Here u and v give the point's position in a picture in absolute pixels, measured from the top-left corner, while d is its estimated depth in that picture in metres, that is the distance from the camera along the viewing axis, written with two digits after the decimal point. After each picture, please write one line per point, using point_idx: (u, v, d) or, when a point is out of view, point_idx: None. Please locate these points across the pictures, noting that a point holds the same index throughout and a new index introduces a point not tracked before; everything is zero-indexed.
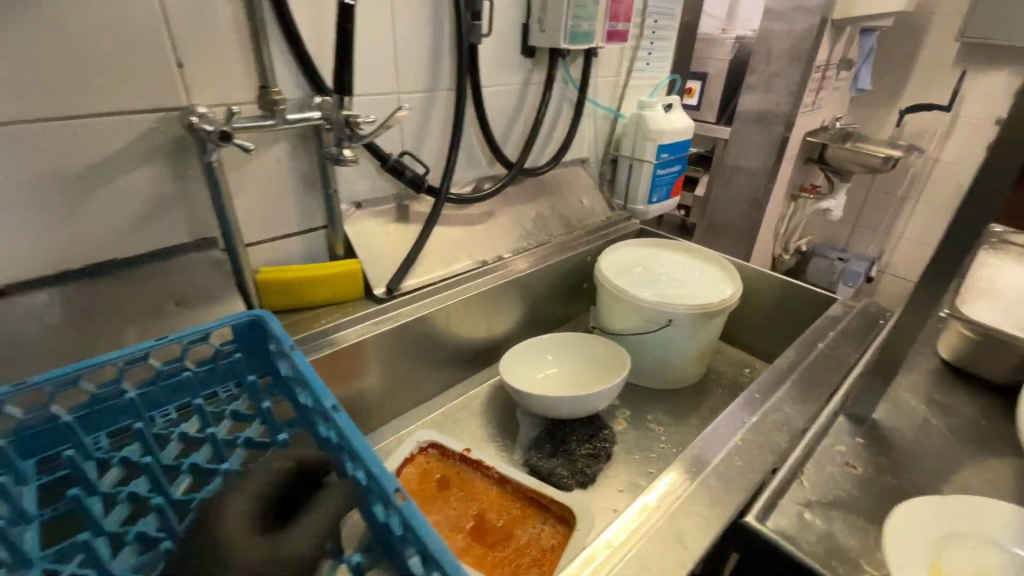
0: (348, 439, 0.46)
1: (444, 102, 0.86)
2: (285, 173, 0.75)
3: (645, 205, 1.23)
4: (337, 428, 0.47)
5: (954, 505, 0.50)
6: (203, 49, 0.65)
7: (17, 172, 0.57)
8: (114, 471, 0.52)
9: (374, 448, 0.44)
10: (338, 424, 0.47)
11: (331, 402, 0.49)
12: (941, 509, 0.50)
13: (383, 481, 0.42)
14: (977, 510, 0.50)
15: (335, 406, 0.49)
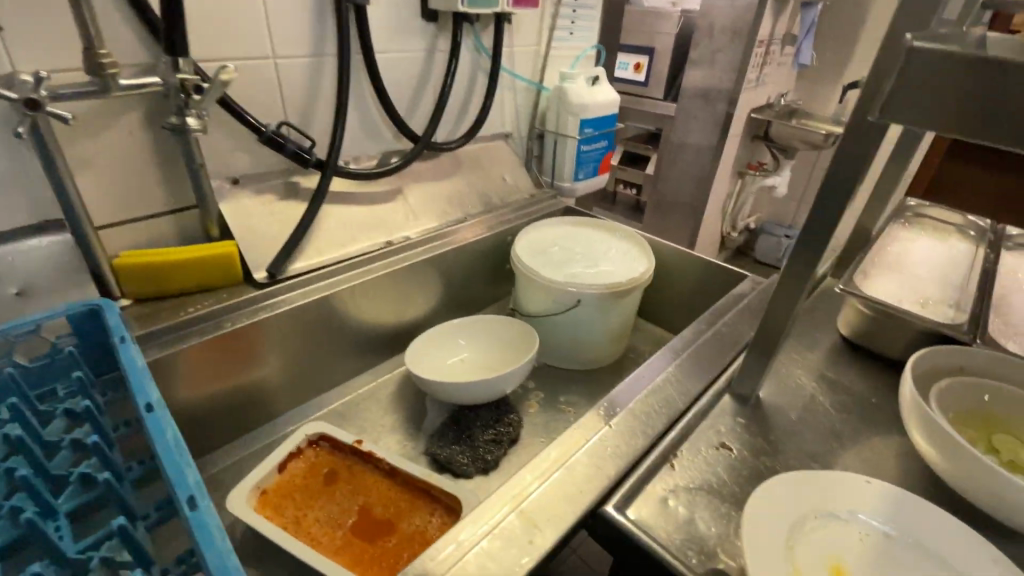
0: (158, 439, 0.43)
1: (332, 69, 0.80)
2: (142, 148, 0.68)
3: (572, 182, 1.18)
4: (148, 429, 0.44)
5: (815, 483, 0.48)
6: (23, 7, 0.57)
7: None
8: None
9: (176, 451, 0.42)
10: (147, 425, 0.45)
11: (150, 400, 0.47)
12: (805, 488, 0.47)
13: (176, 487, 0.39)
14: (839, 486, 0.48)
15: (150, 405, 0.47)
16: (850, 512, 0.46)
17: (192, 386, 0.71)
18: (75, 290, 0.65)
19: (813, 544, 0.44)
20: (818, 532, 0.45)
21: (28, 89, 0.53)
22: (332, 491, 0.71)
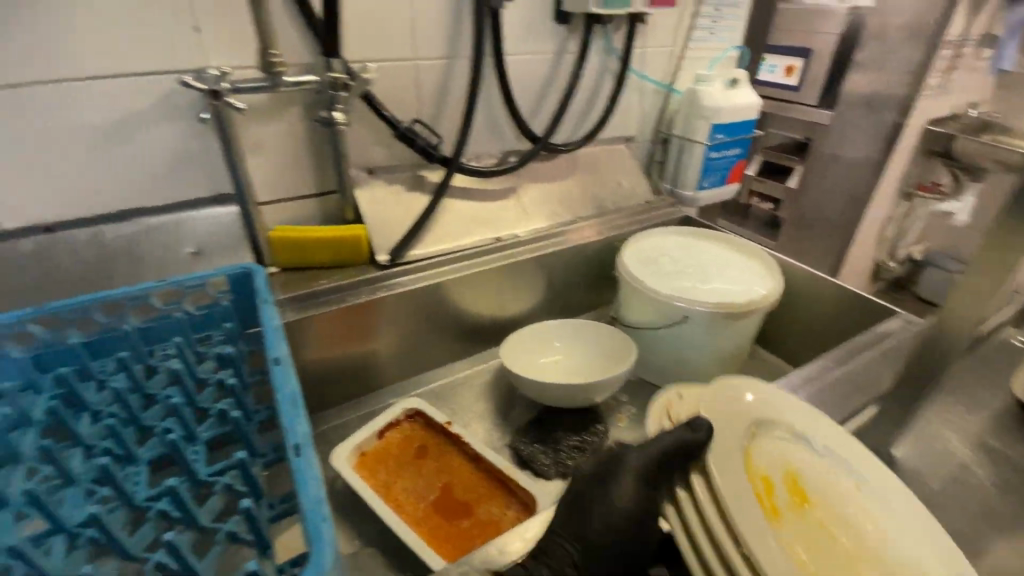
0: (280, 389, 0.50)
1: (463, 70, 0.84)
2: (298, 137, 0.78)
3: (695, 191, 1.12)
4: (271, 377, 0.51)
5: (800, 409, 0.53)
6: (219, 14, 0.67)
7: (59, 124, 0.64)
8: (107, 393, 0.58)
9: (291, 402, 0.48)
10: (274, 374, 0.52)
11: (278, 354, 0.54)
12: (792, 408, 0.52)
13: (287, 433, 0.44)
14: (824, 422, 0.52)
15: (278, 358, 0.54)
16: (822, 448, 0.49)
17: (316, 348, 0.79)
18: (237, 254, 0.76)
19: (777, 448, 0.48)
20: (788, 443, 0.49)
21: (212, 81, 0.63)
22: (420, 465, 0.75)
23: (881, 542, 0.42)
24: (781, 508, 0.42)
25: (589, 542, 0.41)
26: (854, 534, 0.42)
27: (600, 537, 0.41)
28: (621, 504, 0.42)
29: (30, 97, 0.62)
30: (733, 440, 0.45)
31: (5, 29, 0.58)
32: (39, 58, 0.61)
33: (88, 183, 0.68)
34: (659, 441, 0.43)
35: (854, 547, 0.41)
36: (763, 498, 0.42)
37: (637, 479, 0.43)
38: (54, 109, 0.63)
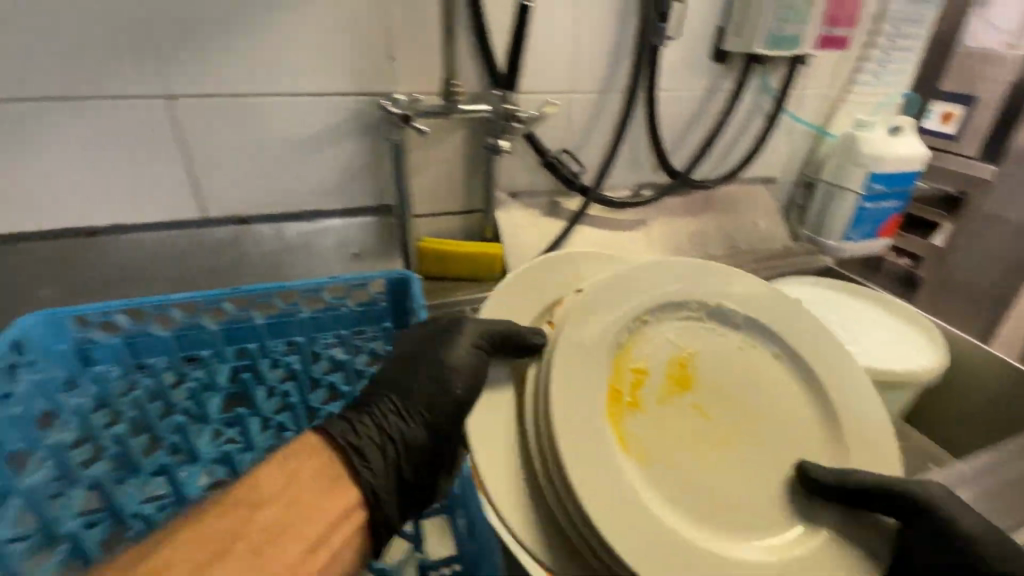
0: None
1: (617, 103, 0.85)
2: (456, 158, 0.83)
3: (840, 241, 1.04)
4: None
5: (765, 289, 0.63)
6: (410, 42, 0.72)
7: (264, 134, 0.72)
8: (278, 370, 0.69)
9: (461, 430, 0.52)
10: None
11: None
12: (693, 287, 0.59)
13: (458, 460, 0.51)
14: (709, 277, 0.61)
15: None
16: (729, 348, 0.59)
17: None
18: (389, 258, 0.83)
19: (671, 338, 0.57)
20: (705, 333, 0.59)
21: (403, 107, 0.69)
22: None
23: (721, 434, 0.54)
24: (645, 393, 0.54)
25: (404, 383, 0.54)
26: (710, 428, 0.54)
27: (439, 373, 0.52)
28: (458, 359, 0.52)
29: (243, 108, 0.69)
30: (579, 337, 0.50)
31: (238, 50, 0.66)
32: (255, 74, 0.68)
33: (277, 185, 0.76)
34: (493, 322, 0.55)
35: (711, 436, 0.54)
36: (621, 400, 0.52)
37: (439, 329, 0.56)
38: (259, 119, 0.71)
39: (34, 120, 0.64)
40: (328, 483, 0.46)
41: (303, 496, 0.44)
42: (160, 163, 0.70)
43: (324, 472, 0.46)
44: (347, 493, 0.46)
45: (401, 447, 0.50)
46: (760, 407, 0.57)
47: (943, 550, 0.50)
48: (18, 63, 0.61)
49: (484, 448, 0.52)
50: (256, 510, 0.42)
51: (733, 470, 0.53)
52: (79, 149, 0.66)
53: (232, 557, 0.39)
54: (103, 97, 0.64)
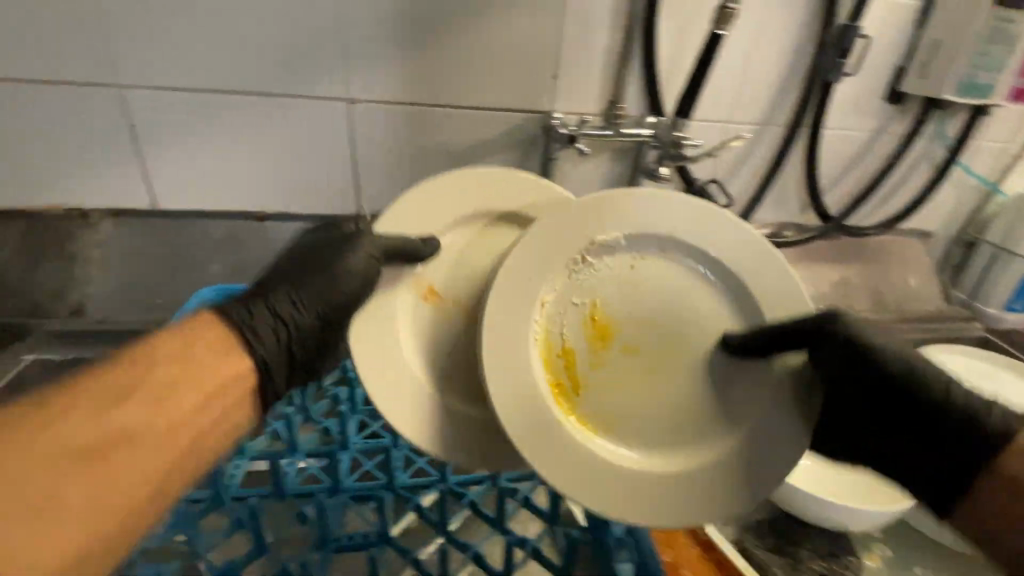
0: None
1: (773, 137, 0.81)
2: (599, 179, 0.82)
3: (1001, 310, 0.93)
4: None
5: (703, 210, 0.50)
6: (575, 63, 0.72)
7: (425, 142, 0.75)
8: None
9: None
10: None
11: None
12: (646, 209, 0.49)
13: None
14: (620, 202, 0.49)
15: None
16: (636, 284, 0.50)
17: None
18: None
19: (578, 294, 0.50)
20: (609, 273, 0.50)
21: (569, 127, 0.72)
22: None
23: (643, 362, 0.50)
24: (583, 362, 0.50)
25: (298, 278, 0.48)
26: (653, 341, 0.50)
27: (323, 285, 0.47)
28: (330, 244, 0.50)
29: (412, 115, 0.72)
30: (515, 314, 0.47)
31: (418, 61, 0.69)
32: (429, 84, 0.71)
33: None
34: (409, 229, 0.55)
35: (640, 369, 0.50)
36: (563, 388, 0.50)
37: (334, 231, 0.51)
38: (424, 127, 0.73)
39: (234, 113, 0.70)
40: (222, 355, 0.41)
41: (201, 356, 0.40)
42: (331, 161, 0.74)
43: (223, 343, 0.42)
44: (239, 364, 0.41)
45: (292, 330, 0.45)
46: (713, 328, 0.50)
47: (930, 458, 0.40)
48: (232, 61, 0.67)
49: (392, 357, 0.53)
50: (147, 368, 0.37)
51: (651, 386, 0.50)
52: (263, 141, 0.72)
53: (128, 403, 0.35)
54: (295, 97, 0.69)
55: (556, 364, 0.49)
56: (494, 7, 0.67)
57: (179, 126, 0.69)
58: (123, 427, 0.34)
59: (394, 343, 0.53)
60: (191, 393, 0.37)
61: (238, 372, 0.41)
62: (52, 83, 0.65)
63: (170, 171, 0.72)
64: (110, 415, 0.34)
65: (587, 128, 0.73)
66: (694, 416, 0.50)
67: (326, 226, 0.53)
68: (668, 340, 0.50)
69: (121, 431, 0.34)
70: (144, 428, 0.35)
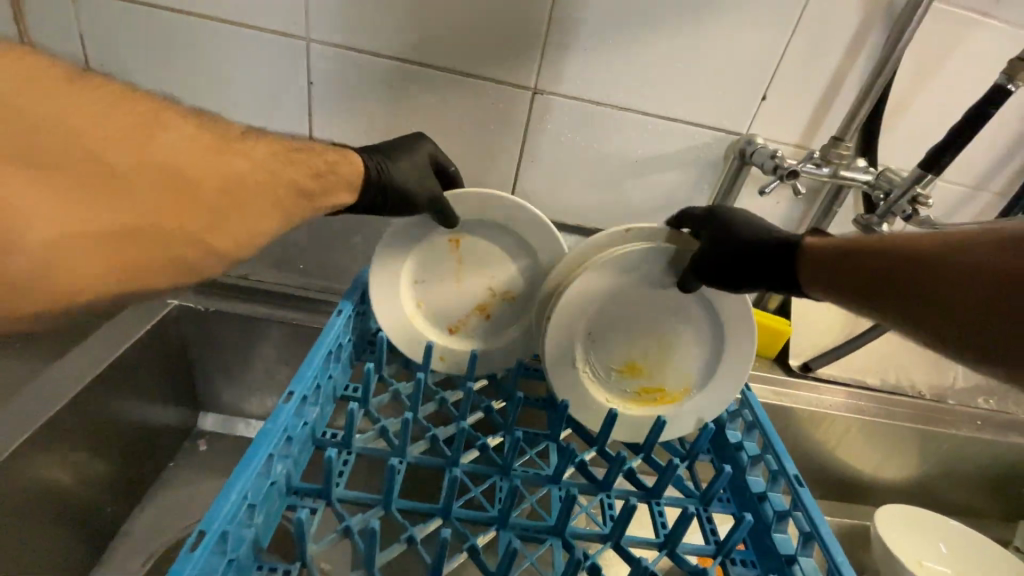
0: (813, 518, 0.46)
1: (983, 204, 0.71)
2: (774, 216, 0.72)
3: None
4: (799, 503, 0.47)
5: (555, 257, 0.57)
6: (791, 86, 0.64)
7: (601, 146, 0.68)
8: None
9: (844, 551, 0.43)
10: (798, 496, 0.47)
11: (793, 471, 0.49)
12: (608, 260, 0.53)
13: None
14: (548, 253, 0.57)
15: (796, 476, 0.49)
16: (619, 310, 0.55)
17: None
18: None
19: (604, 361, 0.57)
20: (596, 341, 0.56)
21: (787, 163, 0.60)
22: None
23: (627, 347, 0.57)
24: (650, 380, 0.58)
25: (388, 159, 0.54)
26: (637, 346, 0.57)
27: (403, 187, 0.53)
28: (418, 169, 0.54)
29: (594, 116, 0.67)
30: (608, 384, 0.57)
31: (619, 59, 0.63)
32: (623, 86, 0.65)
33: (587, 199, 0.72)
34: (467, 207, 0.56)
35: (620, 360, 0.57)
36: (651, 396, 0.58)
37: (421, 150, 0.57)
38: (603, 131, 0.67)
39: (415, 85, 0.65)
40: (348, 189, 0.51)
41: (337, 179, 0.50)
42: (496, 150, 0.69)
43: (351, 183, 0.51)
44: (344, 197, 0.51)
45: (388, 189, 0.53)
46: (688, 341, 0.57)
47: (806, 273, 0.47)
48: (426, 29, 0.62)
49: (419, 268, 0.59)
50: (316, 160, 0.48)
51: (670, 355, 0.57)
52: (434, 117, 0.67)
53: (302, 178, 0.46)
54: (479, 77, 0.65)
55: (624, 393, 0.57)
56: (720, 12, 0.60)
57: (356, 88, 0.66)
58: (284, 195, 0.44)
59: (417, 274, 0.59)
60: (321, 198, 0.48)
61: (340, 198, 0.50)
62: (244, 23, 0.62)
63: (334, 133, 0.68)
64: (285, 166, 0.45)
65: (804, 163, 0.61)
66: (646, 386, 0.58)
67: (411, 141, 0.57)
68: (648, 339, 0.57)
69: (280, 184, 0.44)
70: (291, 188, 0.45)
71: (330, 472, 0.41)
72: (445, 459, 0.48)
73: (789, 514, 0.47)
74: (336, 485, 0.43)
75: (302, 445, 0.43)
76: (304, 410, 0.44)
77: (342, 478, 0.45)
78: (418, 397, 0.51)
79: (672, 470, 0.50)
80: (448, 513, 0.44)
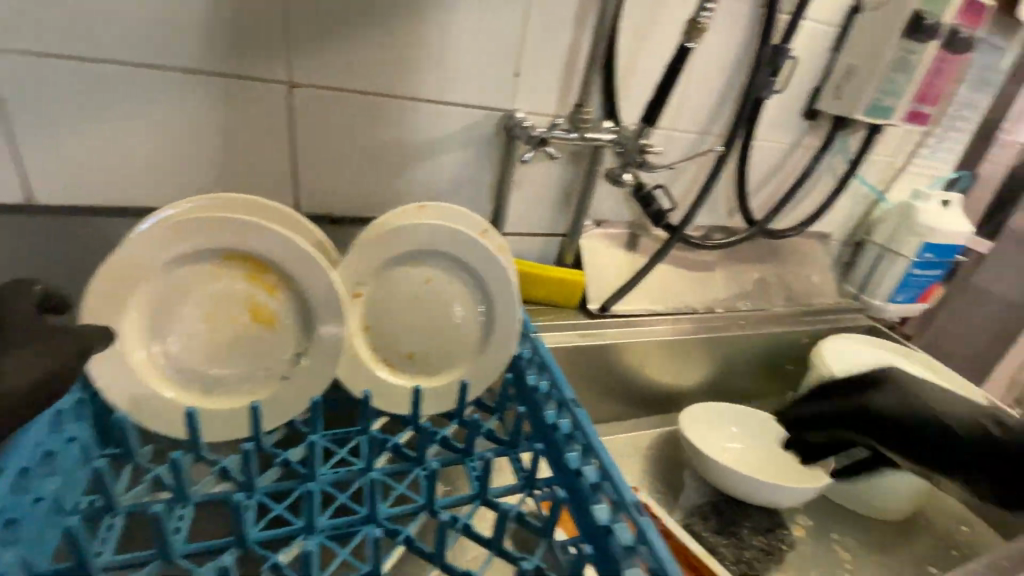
0: (587, 436, 0.51)
1: (711, 147, 0.86)
2: (551, 181, 0.80)
3: (885, 302, 1.06)
4: (575, 421, 0.53)
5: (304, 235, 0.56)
6: (536, 62, 0.70)
7: (374, 136, 0.68)
8: (379, 418, 0.60)
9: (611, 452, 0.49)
10: (574, 417, 0.53)
11: (569, 396, 0.55)
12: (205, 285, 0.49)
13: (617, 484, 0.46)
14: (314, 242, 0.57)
15: (574, 399, 0.55)
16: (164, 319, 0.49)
17: None
18: None
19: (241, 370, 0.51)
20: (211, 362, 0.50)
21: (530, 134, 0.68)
22: None
23: (374, 354, 0.57)
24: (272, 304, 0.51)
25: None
26: (236, 310, 0.50)
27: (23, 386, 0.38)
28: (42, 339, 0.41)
29: (358, 105, 0.66)
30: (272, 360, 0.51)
31: (369, 48, 0.63)
32: (380, 73, 0.65)
33: (376, 189, 0.71)
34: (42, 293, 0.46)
35: (417, 350, 0.58)
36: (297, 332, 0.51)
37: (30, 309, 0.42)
38: (371, 120, 0.67)
39: (144, 93, 0.58)
40: None
41: None
42: (267, 154, 0.65)
43: None
44: None
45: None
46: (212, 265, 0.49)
47: None
48: (136, 30, 0.55)
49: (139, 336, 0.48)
50: None
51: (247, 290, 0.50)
52: (178, 125, 0.60)
53: None
54: (219, 76, 0.59)
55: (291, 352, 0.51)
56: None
57: (63, 105, 0.56)
58: None
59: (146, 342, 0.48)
60: None
61: None
62: None
63: (54, 161, 0.58)
64: None
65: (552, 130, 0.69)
66: (493, 297, 0.58)
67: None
68: (221, 322, 0.50)
69: None
70: None
71: (78, 545, 0.37)
72: (239, 486, 0.47)
73: (570, 433, 0.52)
74: (96, 556, 0.40)
75: (38, 526, 0.39)
76: (31, 486, 0.40)
77: (105, 544, 0.42)
78: (196, 433, 0.47)
79: (475, 428, 0.54)
80: (244, 541, 0.42)
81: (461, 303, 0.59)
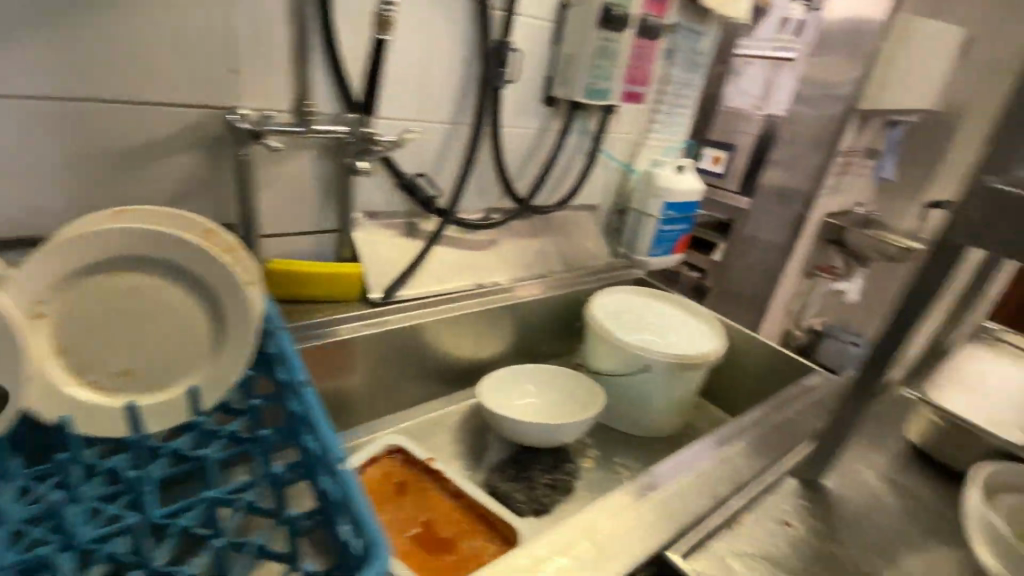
0: (310, 415, 0.51)
1: (464, 134, 0.94)
2: (304, 177, 0.80)
3: (647, 257, 1.24)
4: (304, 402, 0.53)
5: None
6: (254, 60, 0.71)
7: (74, 143, 0.64)
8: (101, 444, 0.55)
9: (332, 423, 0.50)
10: (304, 397, 0.53)
11: (300, 378, 0.55)
12: None
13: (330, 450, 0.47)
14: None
15: (305, 380, 0.55)
16: None
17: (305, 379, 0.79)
18: None
19: None
20: None
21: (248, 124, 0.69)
22: (401, 500, 0.76)
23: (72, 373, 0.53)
24: None
25: None
26: None
27: None
28: None
29: (44, 113, 0.61)
30: None
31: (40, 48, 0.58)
32: (64, 77, 0.61)
33: (92, 200, 0.67)
34: None
35: (134, 363, 0.55)
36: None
37: None
38: (67, 127, 0.63)
39: None
40: None
41: None
42: None
43: None
44: None
45: None
46: None
47: None
48: None
49: None
50: None
51: None
52: None
53: None
54: None
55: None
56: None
57: None
58: None
59: None
60: None
61: None
62: None
63: None
64: None
65: (273, 122, 0.70)
66: (216, 287, 0.58)
67: None
68: None
69: None
70: None
71: None
72: None
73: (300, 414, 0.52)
74: None
75: None
76: None
77: None
78: None
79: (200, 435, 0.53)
80: None
81: (185, 306, 0.57)
